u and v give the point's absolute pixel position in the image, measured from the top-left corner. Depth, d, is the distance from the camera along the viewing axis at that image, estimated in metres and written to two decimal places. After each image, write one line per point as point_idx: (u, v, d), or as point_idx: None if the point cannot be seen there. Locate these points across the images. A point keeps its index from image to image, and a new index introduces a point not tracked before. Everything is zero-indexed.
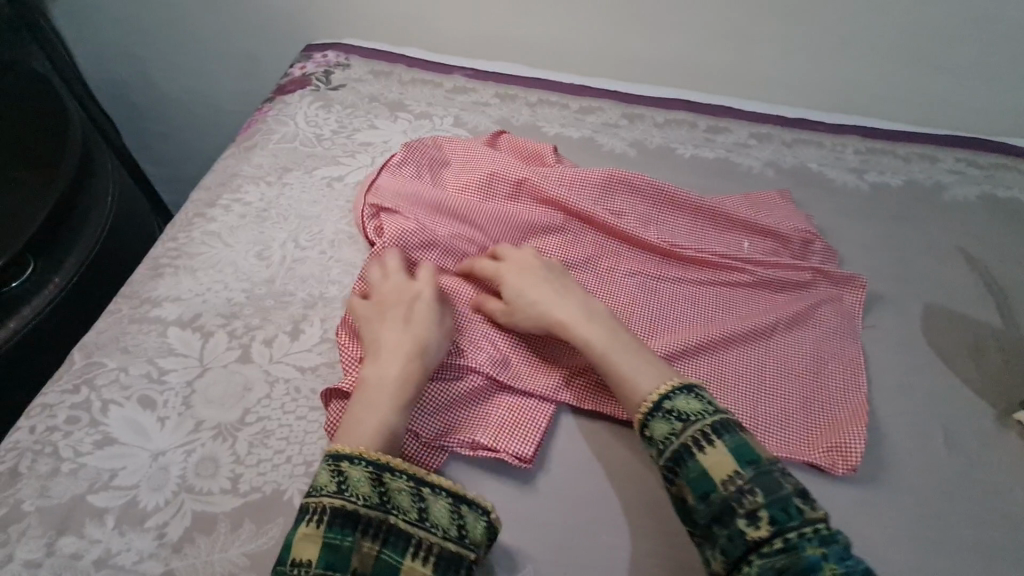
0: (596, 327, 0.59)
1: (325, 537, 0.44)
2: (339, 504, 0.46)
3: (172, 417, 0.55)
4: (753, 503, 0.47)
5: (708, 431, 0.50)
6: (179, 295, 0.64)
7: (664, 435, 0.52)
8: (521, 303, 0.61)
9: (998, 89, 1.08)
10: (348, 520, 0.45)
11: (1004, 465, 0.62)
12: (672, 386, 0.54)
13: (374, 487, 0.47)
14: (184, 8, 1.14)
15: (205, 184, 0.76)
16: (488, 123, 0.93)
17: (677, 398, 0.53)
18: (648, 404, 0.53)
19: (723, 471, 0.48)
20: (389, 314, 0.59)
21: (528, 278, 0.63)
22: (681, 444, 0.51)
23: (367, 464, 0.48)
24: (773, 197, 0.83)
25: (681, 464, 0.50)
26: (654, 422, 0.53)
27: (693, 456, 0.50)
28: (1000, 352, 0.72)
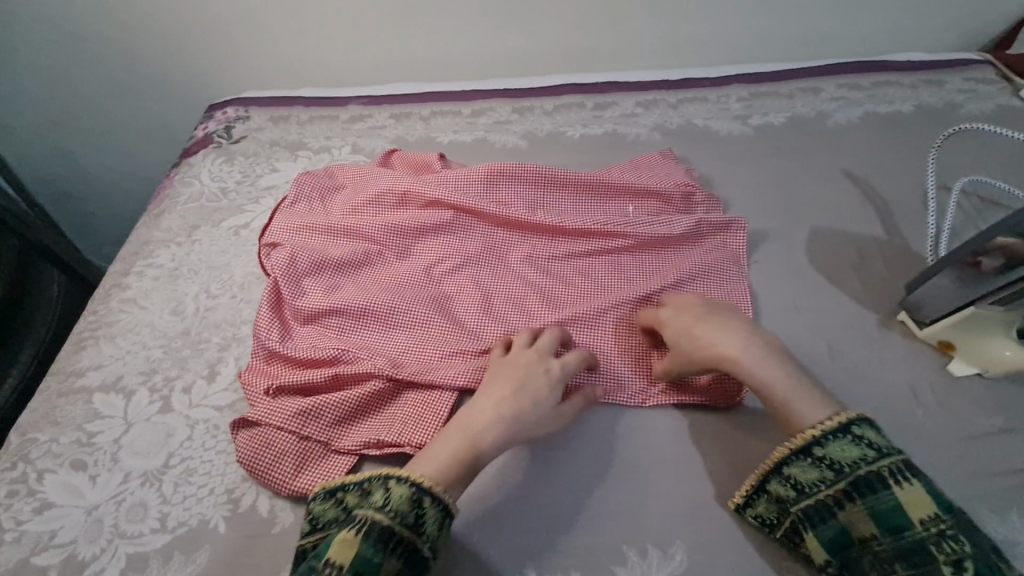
0: (770, 367, 0.58)
1: (361, 546, 0.46)
2: (379, 519, 0.48)
3: (102, 474, 0.59)
4: (955, 552, 0.44)
5: (903, 467, 0.49)
6: (101, 362, 0.68)
7: (851, 459, 0.50)
8: (688, 342, 0.61)
9: (871, 11, 1.12)
10: (386, 537, 0.47)
11: (890, 365, 0.65)
12: (851, 418, 0.52)
13: (412, 509, 0.49)
14: (95, 94, 1.20)
15: (121, 256, 0.81)
16: (385, 144, 0.97)
17: (866, 429, 0.52)
18: (833, 424, 0.52)
19: (923, 513, 0.47)
20: (524, 368, 0.60)
21: (692, 319, 0.63)
22: (871, 472, 0.49)
23: (413, 485, 0.50)
24: (656, 158, 0.87)
25: (870, 493, 0.49)
26: (840, 444, 0.51)
27: (887, 489, 0.48)
28: (884, 260, 0.75)
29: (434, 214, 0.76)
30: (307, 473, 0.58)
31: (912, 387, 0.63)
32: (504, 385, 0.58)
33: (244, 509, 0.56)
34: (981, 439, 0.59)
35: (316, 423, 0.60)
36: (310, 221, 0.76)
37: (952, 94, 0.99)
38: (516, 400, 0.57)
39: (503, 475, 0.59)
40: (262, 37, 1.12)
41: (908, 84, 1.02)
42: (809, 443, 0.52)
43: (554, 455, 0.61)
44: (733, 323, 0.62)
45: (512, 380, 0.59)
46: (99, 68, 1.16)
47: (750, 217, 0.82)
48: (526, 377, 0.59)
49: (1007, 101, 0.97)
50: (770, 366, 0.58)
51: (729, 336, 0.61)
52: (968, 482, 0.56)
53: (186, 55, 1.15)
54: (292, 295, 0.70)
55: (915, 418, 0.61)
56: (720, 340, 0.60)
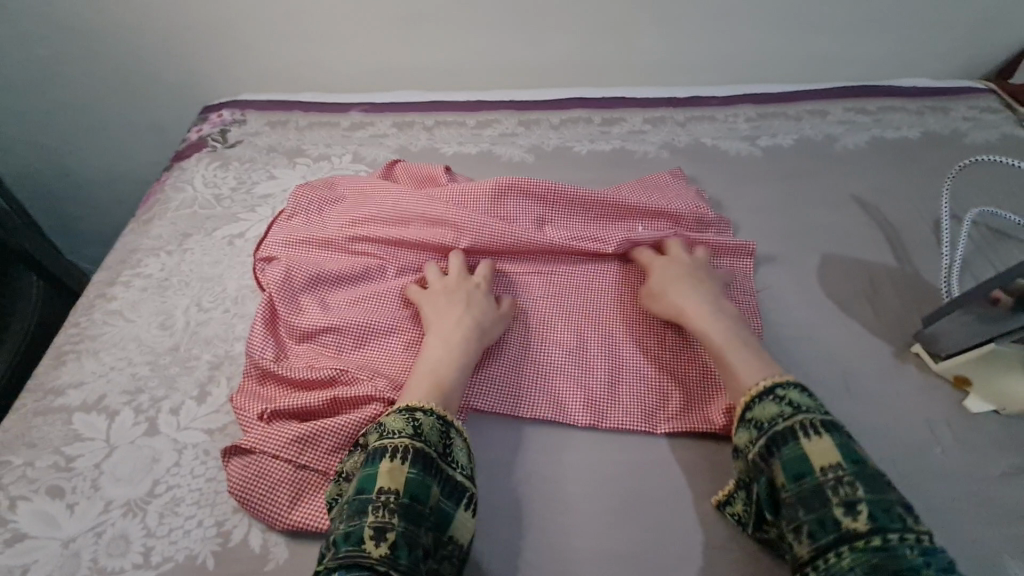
0: (721, 326, 0.63)
1: (408, 473, 0.48)
2: (416, 445, 0.50)
3: (81, 502, 0.55)
4: (851, 496, 0.46)
5: (814, 422, 0.51)
6: (83, 380, 0.64)
7: (771, 417, 0.52)
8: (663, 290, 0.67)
9: (877, 35, 1.13)
10: (427, 463, 0.49)
11: (904, 398, 0.64)
12: (785, 380, 0.55)
13: (440, 440, 0.52)
14: (82, 91, 1.16)
15: (107, 264, 0.77)
16: (387, 154, 0.94)
17: (790, 390, 0.54)
18: (759, 389, 0.55)
19: (826, 461, 0.48)
20: (446, 300, 0.66)
21: (674, 272, 0.68)
22: (787, 427, 0.51)
23: (438, 417, 0.53)
24: (666, 178, 0.85)
25: (782, 444, 0.50)
26: (763, 405, 0.54)
27: (796, 440, 0.50)
28: (896, 289, 0.74)
29: (438, 229, 0.73)
30: (303, 505, 0.54)
31: (928, 422, 0.62)
32: (453, 307, 0.65)
33: (235, 543, 0.53)
34: (1000, 480, 0.58)
35: (314, 450, 0.56)
36: (307, 234, 0.73)
37: (957, 122, 1.00)
38: (466, 313, 0.64)
39: (510, 506, 0.57)
40: (261, 38, 1.09)
41: (914, 110, 1.02)
42: (740, 410, 0.55)
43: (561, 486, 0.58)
44: (706, 283, 0.68)
45: (450, 304, 0.65)
46: (87, 64, 1.12)
47: (760, 241, 0.80)
48: (466, 297, 0.66)
49: (1011, 130, 0.98)
50: (731, 325, 0.63)
51: (699, 291, 0.67)
52: (989, 524, 0.55)
53: (181, 55, 1.11)
54: (288, 311, 0.67)
55: (931, 455, 0.59)
56: (693, 296, 0.66)
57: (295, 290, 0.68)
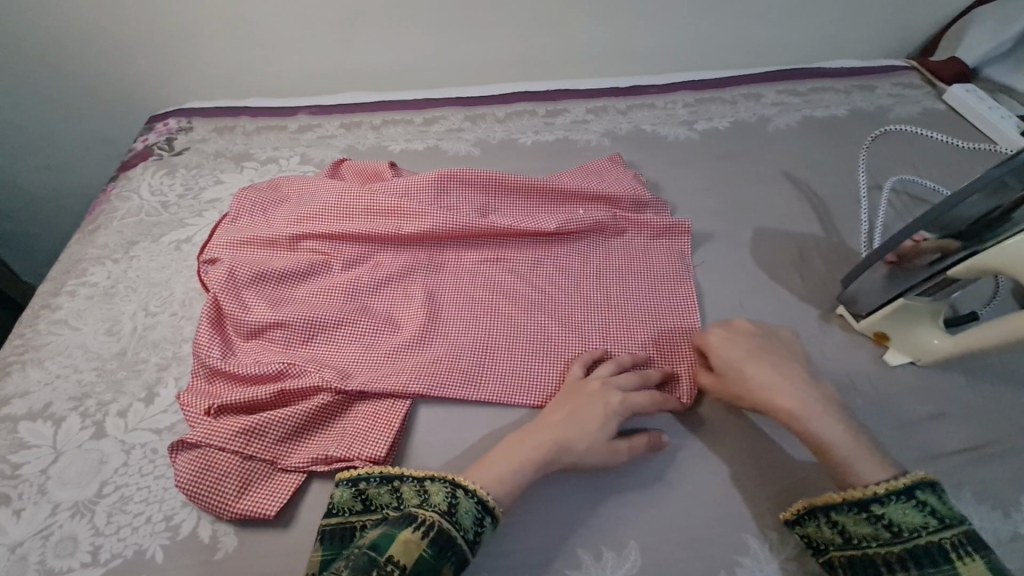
0: (827, 418, 0.54)
1: (425, 552, 0.45)
2: (445, 525, 0.47)
3: (27, 508, 0.55)
4: None
5: (967, 541, 0.45)
6: (28, 389, 0.64)
7: (911, 525, 0.47)
8: (739, 374, 0.59)
9: (806, 21, 1.18)
10: (446, 546, 0.46)
11: (829, 356, 0.68)
12: (919, 480, 0.48)
13: (473, 525, 0.49)
14: (25, 107, 1.15)
15: (51, 275, 0.77)
16: (334, 153, 0.96)
17: (933, 497, 0.48)
18: (894, 485, 0.48)
19: None
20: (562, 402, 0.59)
21: (749, 354, 0.60)
22: (933, 542, 0.46)
23: (478, 499, 0.50)
24: (606, 164, 0.88)
25: (928, 565, 0.45)
26: (901, 508, 0.48)
27: (947, 564, 0.45)
28: (823, 257, 0.78)
29: (382, 222, 0.75)
30: (252, 492, 0.55)
31: (850, 378, 0.66)
32: (561, 411, 0.58)
33: (185, 536, 0.54)
34: (916, 426, 0.61)
35: (261, 441, 0.58)
36: (251, 234, 0.74)
37: (882, 99, 1.05)
38: (576, 424, 0.56)
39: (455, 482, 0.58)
40: (206, 45, 1.09)
41: (842, 90, 1.07)
42: (864, 499, 0.49)
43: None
44: (791, 360, 0.59)
45: (570, 409, 0.58)
46: (29, 80, 1.11)
47: (697, 219, 0.84)
48: (588, 407, 0.58)
49: (931, 105, 1.03)
50: (827, 421, 0.54)
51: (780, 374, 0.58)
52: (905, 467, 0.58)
53: (124, 65, 1.11)
54: (235, 309, 0.67)
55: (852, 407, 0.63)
56: (776, 381, 0.57)
57: (240, 289, 0.69)
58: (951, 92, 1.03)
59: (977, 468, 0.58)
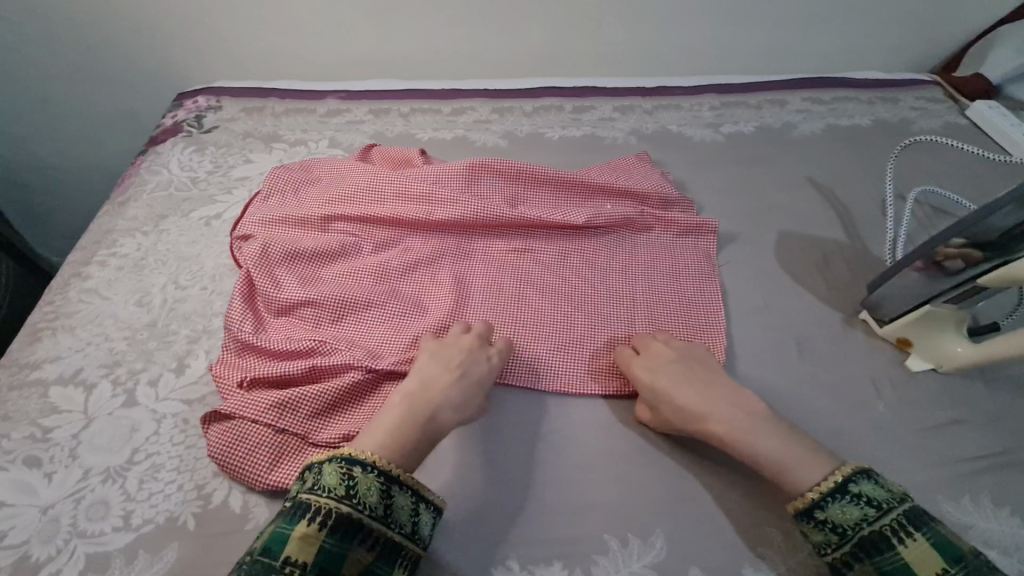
0: (760, 436, 0.56)
1: (323, 541, 0.46)
2: (344, 510, 0.47)
3: (59, 471, 0.56)
4: None
5: (904, 522, 0.49)
6: (58, 355, 0.65)
7: (851, 521, 0.50)
8: (667, 404, 0.60)
9: (832, 31, 1.19)
10: (349, 531, 0.47)
11: (851, 360, 0.69)
12: (850, 473, 0.52)
13: (380, 500, 0.49)
14: (52, 79, 1.15)
15: (80, 245, 0.77)
16: (363, 139, 0.96)
17: (863, 484, 0.51)
18: (828, 486, 0.51)
19: (932, 570, 0.46)
20: (430, 371, 0.60)
21: (672, 378, 0.61)
22: (875, 532, 0.49)
23: (378, 474, 0.50)
24: (633, 161, 0.89)
25: (877, 554, 0.48)
26: (839, 506, 0.51)
27: (892, 549, 0.48)
28: (847, 262, 0.79)
29: (414, 207, 0.75)
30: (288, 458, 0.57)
31: (872, 381, 0.67)
32: (439, 373, 0.60)
33: (216, 505, 0.54)
34: (936, 431, 0.62)
35: (293, 415, 0.58)
36: (283, 213, 0.75)
37: (905, 111, 1.06)
38: (454, 386, 0.59)
39: (483, 464, 0.59)
40: (238, 26, 1.10)
41: (866, 100, 1.08)
42: (806, 506, 0.52)
43: (539, 446, 0.61)
44: (712, 382, 0.61)
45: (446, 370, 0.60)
46: (56, 50, 1.11)
47: (722, 220, 0.85)
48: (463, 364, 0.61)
49: (953, 119, 1.04)
50: (757, 438, 0.56)
51: (705, 400, 0.59)
52: (925, 471, 0.59)
53: (153, 41, 1.11)
54: (267, 286, 0.68)
55: (873, 410, 0.64)
56: (703, 408, 0.58)
57: (272, 266, 0.70)
58: (974, 108, 1.04)
59: (996, 474, 0.59)
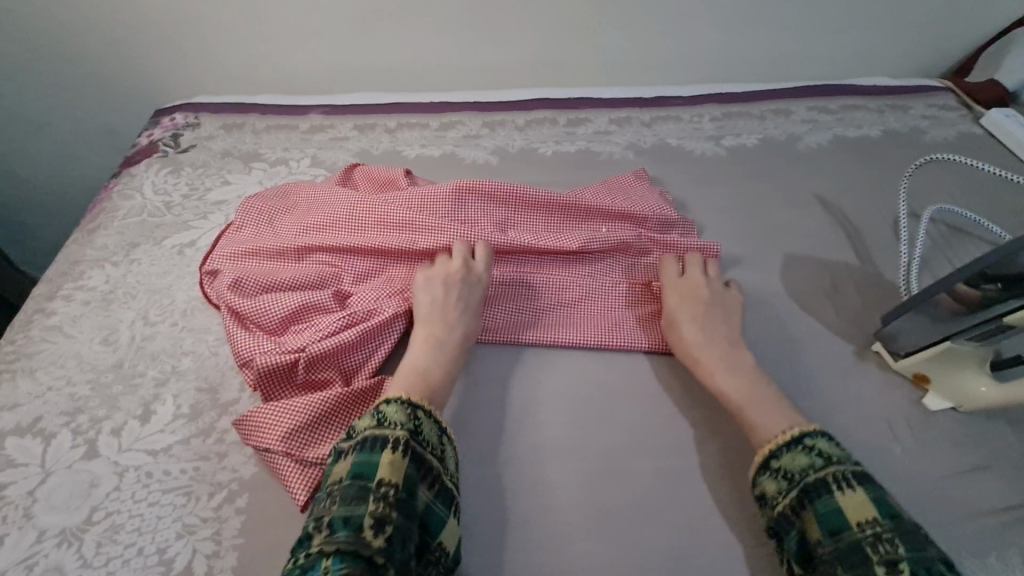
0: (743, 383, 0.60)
1: (408, 466, 0.47)
2: (414, 442, 0.49)
3: (11, 534, 0.52)
4: (891, 554, 0.43)
5: (849, 475, 0.48)
6: (16, 401, 0.61)
7: (800, 467, 0.50)
8: (680, 333, 0.65)
9: (838, 34, 1.14)
10: (423, 461, 0.48)
11: (865, 397, 0.64)
12: (812, 429, 0.53)
13: (438, 442, 0.51)
14: (26, 95, 1.11)
15: (46, 277, 0.73)
16: (347, 157, 0.92)
17: (819, 439, 0.52)
18: (785, 437, 0.53)
19: (863, 516, 0.46)
20: (434, 289, 0.65)
21: (695, 312, 0.66)
22: (819, 478, 0.49)
23: (435, 418, 0.53)
24: (630, 180, 0.84)
25: (817, 498, 0.48)
26: (792, 454, 0.51)
27: (830, 494, 0.48)
28: (858, 288, 0.75)
29: (397, 236, 0.70)
30: (282, 469, 0.55)
31: (888, 421, 0.62)
32: (441, 294, 0.64)
33: (177, 572, 0.50)
34: (959, 478, 0.58)
35: (278, 435, 0.56)
36: (253, 245, 0.70)
37: (916, 120, 1.01)
38: (456, 304, 0.64)
39: (468, 522, 0.54)
40: (217, 38, 1.05)
41: (874, 109, 1.03)
42: (765, 456, 0.53)
43: (542, 418, 0.62)
44: (721, 326, 0.66)
45: (447, 291, 0.65)
46: (29, 66, 1.07)
47: (724, 242, 0.80)
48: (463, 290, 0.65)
49: (968, 128, 0.99)
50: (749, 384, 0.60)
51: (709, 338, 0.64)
52: (948, 523, 0.55)
53: (130, 54, 1.07)
54: (249, 311, 0.64)
55: (889, 453, 0.60)
56: (709, 344, 0.64)
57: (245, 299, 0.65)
58: (989, 117, 0.99)
59: None
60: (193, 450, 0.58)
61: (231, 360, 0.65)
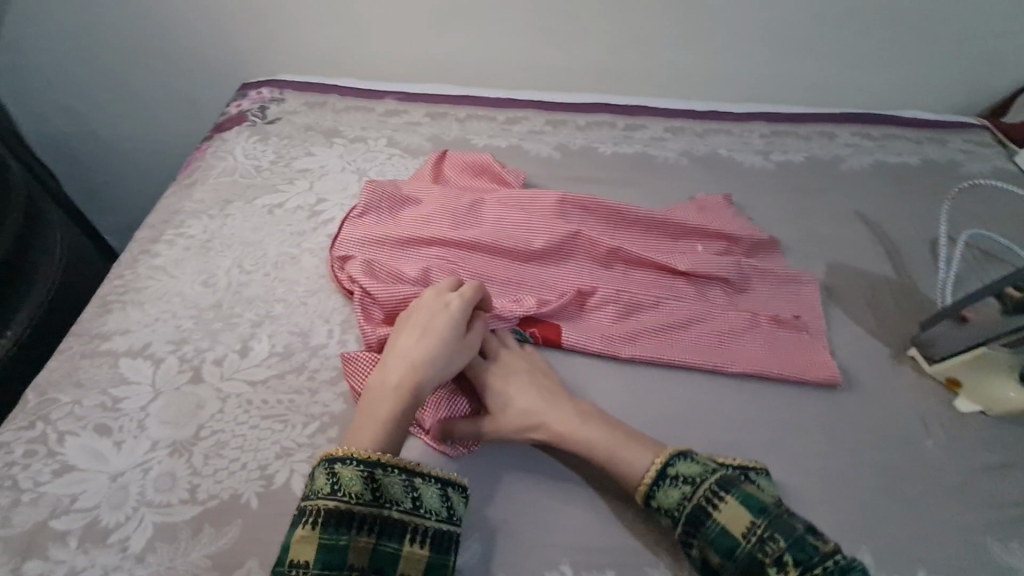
0: (591, 426, 0.59)
1: (321, 538, 0.48)
2: (331, 506, 0.49)
3: (128, 440, 0.58)
4: (777, 551, 0.48)
5: (716, 488, 0.52)
6: (129, 327, 0.67)
7: (675, 502, 0.53)
8: (510, 409, 0.61)
9: (884, 66, 1.20)
10: (342, 522, 0.49)
11: (900, 393, 0.69)
12: (671, 454, 0.56)
13: (366, 487, 0.51)
14: (118, 60, 1.18)
15: (149, 223, 0.80)
16: (421, 141, 0.98)
17: (680, 463, 0.55)
18: (652, 472, 0.55)
19: (742, 527, 0.50)
20: (410, 324, 0.62)
21: (514, 380, 0.63)
22: (695, 505, 0.52)
23: (360, 464, 0.51)
24: (717, 201, 0.88)
25: (699, 526, 0.51)
26: (664, 489, 0.54)
27: (710, 517, 0.51)
28: (895, 299, 0.80)
29: (510, 234, 0.76)
30: None
31: (921, 418, 0.67)
32: (412, 332, 0.61)
33: (278, 486, 0.56)
34: (984, 473, 0.63)
35: None
36: (383, 234, 0.74)
37: (954, 153, 1.07)
38: (427, 342, 0.60)
39: (536, 470, 0.60)
40: (303, 21, 1.13)
41: (914, 139, 1.09)
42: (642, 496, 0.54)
43: None
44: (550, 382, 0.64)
45: (417, 325, 0.61)
46: (123, 34, 1.14)
47: None
48: (428, 321, 0.61)
49: (1002, 164, 1.05)
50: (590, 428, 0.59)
51: (546, 398, 0.62)
52: (972, 511, 0.60)
53: (219, 31, 1.15)
54: (380, 293, 0.67)
55: (920, 446, 0.65)
56: (542, 406, 0.61)
57: (377, 283, 0.68)
58: None
59: None
60: (288, 385, 0.63)
61: (319, 310, 0.71)
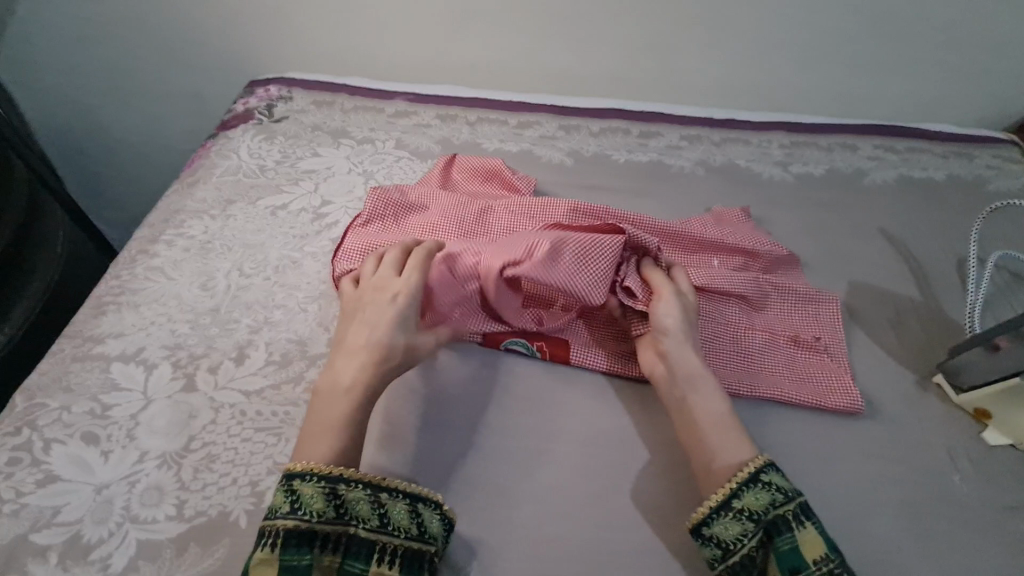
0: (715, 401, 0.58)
1: (282, 559, 0.46)
2: (293, 524, 0.47)
3: (116, 450, 0.55)
4: None
5: (801, 510, 0.51)
6: (123, 331, 0.65)
7: (762, 507, 0.51)
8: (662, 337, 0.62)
9: (910, 77, 1.16)
10: (304, 541, 0.46)
11: (925, 423, 0.66)
12: (766, 462, 0.53)
13: (329, 504, 0.48)
14: (125, 55, 1.17)
15: (149, 222, 0.78)
16: (430, 143, 0.96)
17: (773, 473, 0.53)
18: (745, 473, 0.53)
19: (817, 554, 0.49)
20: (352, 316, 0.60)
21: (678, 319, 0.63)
22: (779, 516, 0.50)
23: (320, 481, 0.49)
24: (734, 215, 0.85)
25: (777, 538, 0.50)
26: (753, 493, 0.52)
27: (790, 532, 0.50)
28: (920, 322, 0.76)
29: None
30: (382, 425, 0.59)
31: (946, 450, 0.64)
32: (353, 325, 0.60)
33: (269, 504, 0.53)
34: (1013, 512, 0.59)
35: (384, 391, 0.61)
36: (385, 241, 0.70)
37: (981, 169, 1.03)
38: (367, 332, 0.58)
39: (539, 494, 0.57)
40: (314, 18, 1.11)
41: (940, 154, 1.05)
42: (696, 523, 0.52)
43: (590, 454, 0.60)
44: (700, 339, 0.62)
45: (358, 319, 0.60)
46: (131, 28, 1.13)
47: None
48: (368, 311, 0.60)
49: None
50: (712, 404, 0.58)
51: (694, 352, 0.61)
52: (1000, 553, 0.56)
53: (229, 27, 1.13)
54: None
55: (946, 480, 0.61)
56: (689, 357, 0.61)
57: None
58: None
59: None
60: (284, 396, 0.61)
61: (319, 317, 0.68)
